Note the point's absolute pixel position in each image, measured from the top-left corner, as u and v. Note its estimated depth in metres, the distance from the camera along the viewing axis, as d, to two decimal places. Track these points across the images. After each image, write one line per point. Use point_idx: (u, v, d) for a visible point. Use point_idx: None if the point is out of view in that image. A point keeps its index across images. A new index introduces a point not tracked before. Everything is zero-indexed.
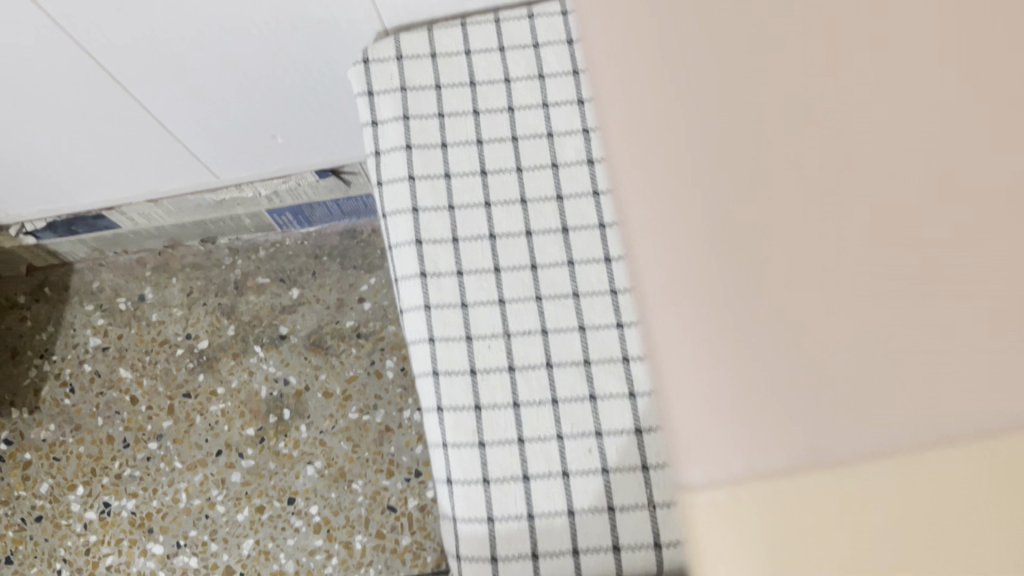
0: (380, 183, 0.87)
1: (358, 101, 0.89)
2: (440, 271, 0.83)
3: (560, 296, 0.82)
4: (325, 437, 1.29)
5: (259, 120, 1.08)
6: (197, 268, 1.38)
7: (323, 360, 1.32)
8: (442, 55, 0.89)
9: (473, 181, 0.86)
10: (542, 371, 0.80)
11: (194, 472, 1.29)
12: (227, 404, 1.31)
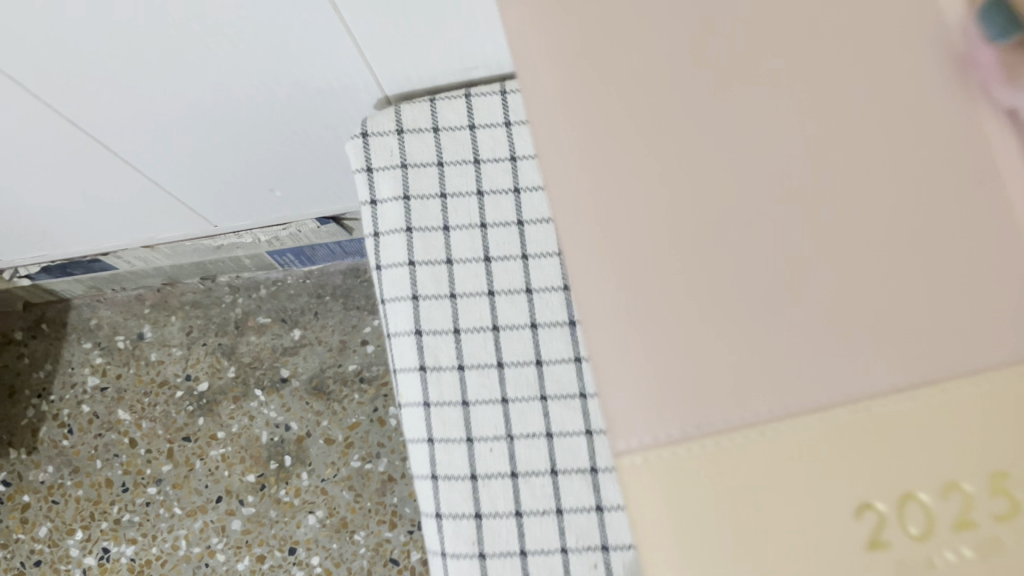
0: (378, 266, 0.83)
1: (356, 178, 0.84)
2: (441, 366, 0.79)
3: (567, 397, 0.78)
4: (327, 486, 1.26)
5: (257, 177, 1.04)
6: (197, 306, 1.34)
7: (325, 406, 1.29)
8: (445, 129, 0.84)
9: (476, 268, 0.81)
10: (546, 479, 0.76)
11: (194, 519, 1.27)
12: (227, 448, 1.29)
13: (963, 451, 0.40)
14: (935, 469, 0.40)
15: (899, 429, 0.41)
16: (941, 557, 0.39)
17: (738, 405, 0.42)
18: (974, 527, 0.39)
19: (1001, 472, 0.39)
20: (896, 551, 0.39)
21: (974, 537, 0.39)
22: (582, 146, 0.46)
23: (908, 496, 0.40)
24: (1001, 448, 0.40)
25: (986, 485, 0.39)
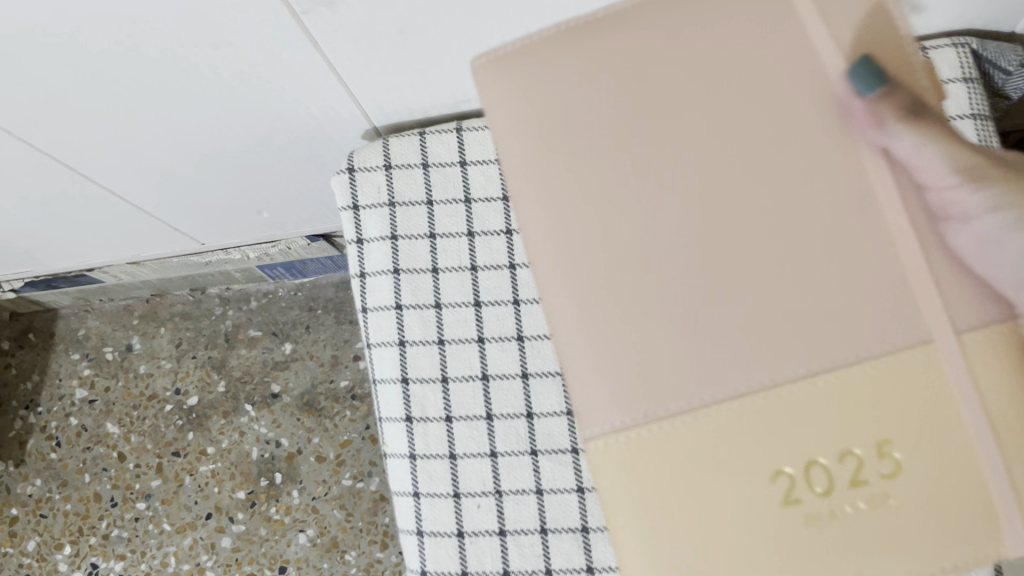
0: (364, 309, 0.80)
1: (341, 216, 0.81)
2: (428, 417, 0.76)
3: (557, 452, 0.75)
4: (318, 504, 1.24)
5: (242, 201, 1.00)
6: (187, 318, 1.32)
7: (317, 422, 1.26)
8: (435, 166, 0.80)
9: (466, 313, 0.78)
10: (536, 537, 0.74)
11: (183, 536, 1.25)
12: (217, 464, 1.27)
13: (855, 424, 0.50)
14: (834, 441, 0.50)
15: (806, 411, 0.50)
16: (844, 509, 0.49)
17: (682, 395, 0.52)
18: (866, 485, 0.49)
19: (884, 440, 0.49)
20: (805, 506, 0.50)
21: (866, 493, 0.49)
22: (546, 197, 0.56)
23: (809, 463, 0.50)
24: (885, 421, 0.50)
25: (874, 451, 0.49)
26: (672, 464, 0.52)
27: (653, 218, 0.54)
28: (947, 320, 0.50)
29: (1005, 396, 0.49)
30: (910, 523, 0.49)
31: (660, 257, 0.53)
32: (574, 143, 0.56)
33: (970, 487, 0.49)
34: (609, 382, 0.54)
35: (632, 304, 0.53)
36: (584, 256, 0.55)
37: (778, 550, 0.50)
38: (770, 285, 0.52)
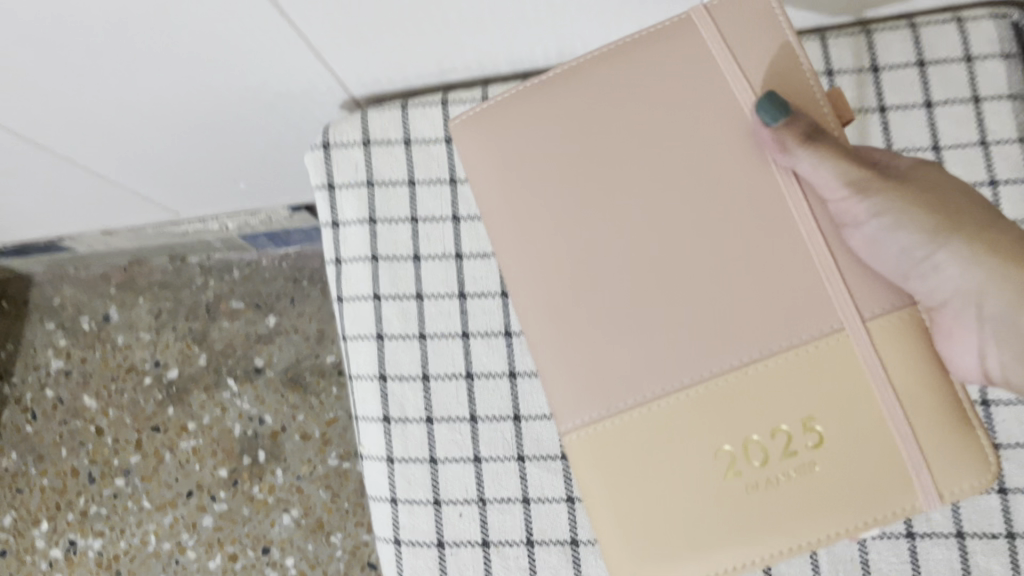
0: (340, 298, 0.74)
1: (316, 196, 0.74)
2: (407, 417, 0.71)
3: (546, 458, 0.69)
4: (303, 484, 1.19)
5: (216, 172, 0.94)
6: (166, 288, 1.26)
7: (302, 399, 1.21)
8: (418, 142, 0.73)
9: (450, 306, 0.72)
10: (521, 550, 0.69)
11: (163, 514, 1.21)
12: (198, 441, 1.22)
13: (787, 404, 0.52)
14: (767, 419, 0.53)
15: (740, 398, 0.53)
16: (779, 479, 0.52)
17: (637, 392, 0.55)
18: (795, 457, 0.52)
19: (810, 416, 0.52)
20: (745, 479, 0.53)
21: (795, 463, 0.52)
22: (507, 206, 0.57)
23: (744, 440, 0.53)
24: (809, 398, 0.52)
25: (800, 426, 0.52)
26: (625, 445, 0.55)
27: (605, 220, 0.55)
28: (857, 310, 0.52)
29: (914, 369, 0.51)
30: (840, 490, 0.52)
31: (614, 259, 0.55)
32: (525, 153, 0.57)
33: (890, 455, 0.51)
34: (573, 382, 0.56)
35: (592, 305, 0.56)
36: (545, 260, 0.57)
37: (724, 519, 0.53)
38: (712, 285, 0.54)
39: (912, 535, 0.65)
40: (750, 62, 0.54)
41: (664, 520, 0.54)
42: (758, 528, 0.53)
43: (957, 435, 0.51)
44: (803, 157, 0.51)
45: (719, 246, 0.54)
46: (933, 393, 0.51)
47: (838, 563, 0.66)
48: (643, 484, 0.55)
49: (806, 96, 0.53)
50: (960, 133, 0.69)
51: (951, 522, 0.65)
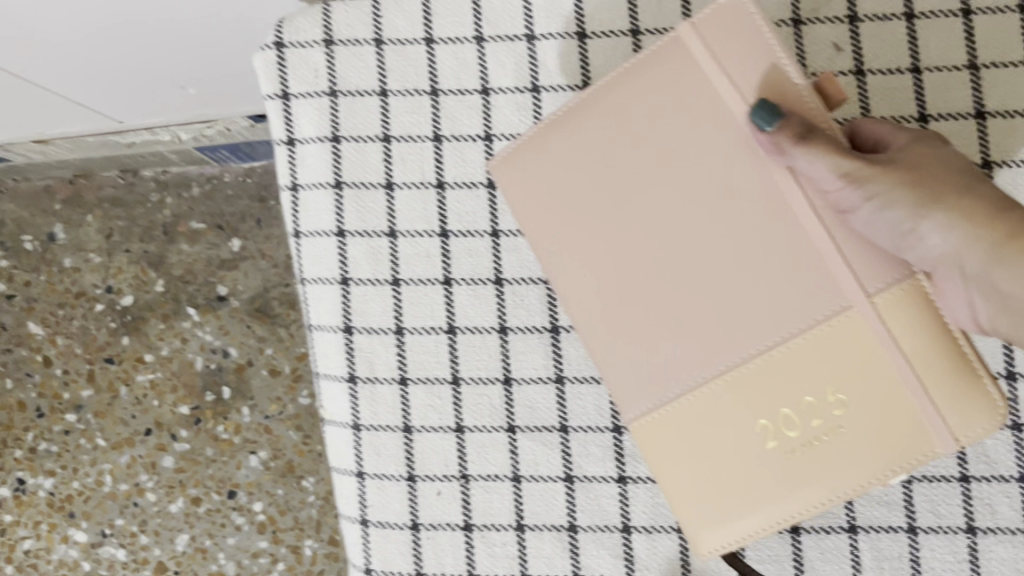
0: (296, 232, 0.61)
1: (267, 107, 0.60)
2: (376, 377, 0.60)
3: (540, 429, 0.59)
4: (271, 424, 1.06)
5: (161, 76, 0.80)
6: (118, 204, 1.09)
7: (269, 331, 1.07)
8: (393, 43, 0.60)
9: (429, 246, 0.59)
10: (509, 536, 0.59)
11: (119, 453, 1.08)
12: (156, 374, 1.08)
13: (802, 380, 0.47)
14: (787, 393, 0.47)
15: (768, 387, 0.48)
16: (815, 445, 0.47)
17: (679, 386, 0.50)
18: (823, 422, 0.47)
19: (833, 387, 0.46)
20: (780, 448, 0.48)
21: (825, 429, 0.47)
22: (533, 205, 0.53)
23: (778, 409, 0.48)
24: (830, 370, 0.46)
25: (823, 395, 0.47)
26: (673, 433, 0.50)
27: (640, 208, 0.50)
28: (861, 285, 0.46)
29: (929, 334, 0.45)
30: (864, 461, 0.46)
31: (654, 248, 0.50)
32: (539, 149, 0.52)
33: (910, 425, 0.45)
34: (625, 381, 0.51)
35: (628, 292, 0.51)
36: (579, 252, 0.52)
37: (752, 485, 0.49)
38: (735, 267, 0.48)
39: (972, 531, 0.55)
40: (727, 57, 0.48)
41: (692, 483, 0.50)
42: (787, 497, 0.48)
43: (981, 400, 0.44)
44: (797, 155, 0.45)
45: (748, 231, 0.48)
46: (952, 358, 0.45)
47: (883, 559, 0.56)
48: (675, 446, 0.51)
49: (792, 87, 0.47)
50: None
51: (1020, 515, 0.55)
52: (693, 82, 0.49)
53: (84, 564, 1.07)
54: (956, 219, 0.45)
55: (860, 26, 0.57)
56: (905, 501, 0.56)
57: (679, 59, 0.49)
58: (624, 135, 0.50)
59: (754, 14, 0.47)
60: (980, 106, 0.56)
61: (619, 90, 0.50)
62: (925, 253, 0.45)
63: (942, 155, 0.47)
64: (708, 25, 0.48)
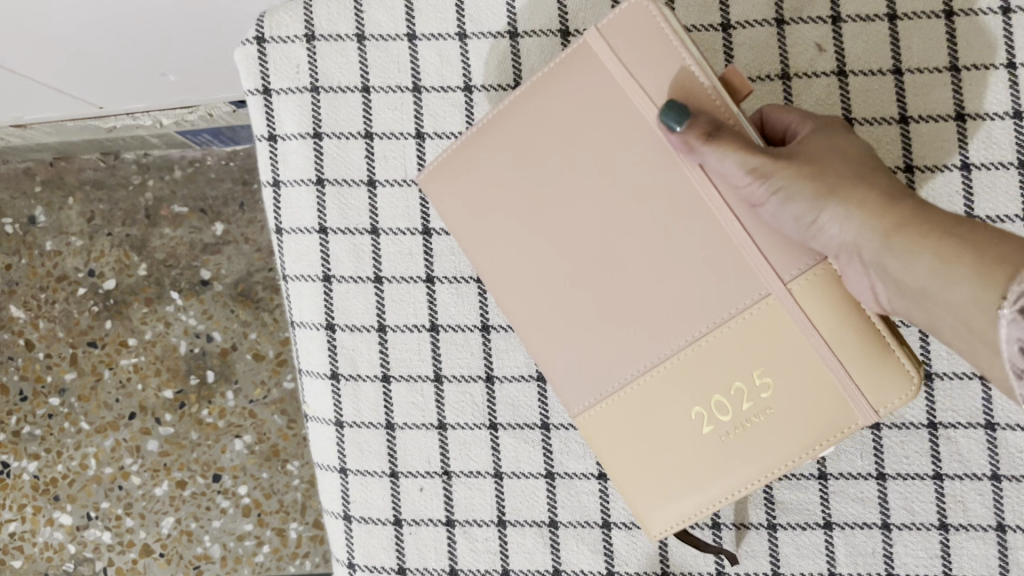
0: (278, 229, 0.60)
1: (248, 103, 0.60)
2: (360, 375, 0.60)
3: (523, 427, 0.59)
4: (256, 408, 1.03)
5: (141, 64, 0.79)
6: (100, 188, 1.05)
7: (254, 316, 1.04)
8: (375, 39, 0.59)
9: (412, 245, 0.60)
10: (491, 533, 0.59)
11: (103, 437, 1.04)
12: (140, 358, 1.04)
13: (728, 366, 0.49)
14: (715, 379, 0.49)
15: (693, 377, 0.50)
16: (748, 424, 0.49)
17: (617, 384, 0.52)
18: (751, 402, 0.49)
19: (758, 370, 0.48)
20: (716, 432, 0.50)
21: (754, 408, 0.49)
22: (469, 220, 0.53)
23: (711, 395, 0.49)
24: (754, 354, 0.48)
25: (750, 378, 0.49)
26: (618, 426, 0.52)
27: (568, 210, 0.51)
28: (776, 274, 0.48)
29: (841, 314, 0.47)
30: (792, 436, 0.48)
31: (585, 247, 0.51)
32: (471, 169, 0.53)
33: (831, 400, 0.48)
34: (572, 381, 0.53)
35: (568, 295, 0.52)
36: (520, 260, 0.53)
37: (696, 464, 0.51)
38: (663, 263, 0.50)
39: (944, 528, 0.56)
40: (635, 61, 0.49)
41: (637, 466, 0.52)
42: (727, 475, 0.50)
43: (894, 372, 0.47)
44: (707, 154, 0.46)
45: (672, 227, 0.49)
46: (865, 335, 0.47)
47: (858, 555, 0.57)
48: (620, 435, 0.52)
49: (698, 84, 0.47)
50: None
51: (991, 512, 0.56)
52: (605, 86, 0.49)
53: (70, 547, 1.03)
54: (856, 208, 0.46)
55: (842, 27, 0.57)
56: (880, 498, 0.57)
57: (589, 64, 0.50)
58: (546, 139, 0.51)
59: (656, 14, 0.48)
60: (957, 108, 0.57)
61: (538, 97, 0.51)
62: (826, 243, 0.46)
63: (839, 142, 0.49)
64: (613, 28, 0.49)
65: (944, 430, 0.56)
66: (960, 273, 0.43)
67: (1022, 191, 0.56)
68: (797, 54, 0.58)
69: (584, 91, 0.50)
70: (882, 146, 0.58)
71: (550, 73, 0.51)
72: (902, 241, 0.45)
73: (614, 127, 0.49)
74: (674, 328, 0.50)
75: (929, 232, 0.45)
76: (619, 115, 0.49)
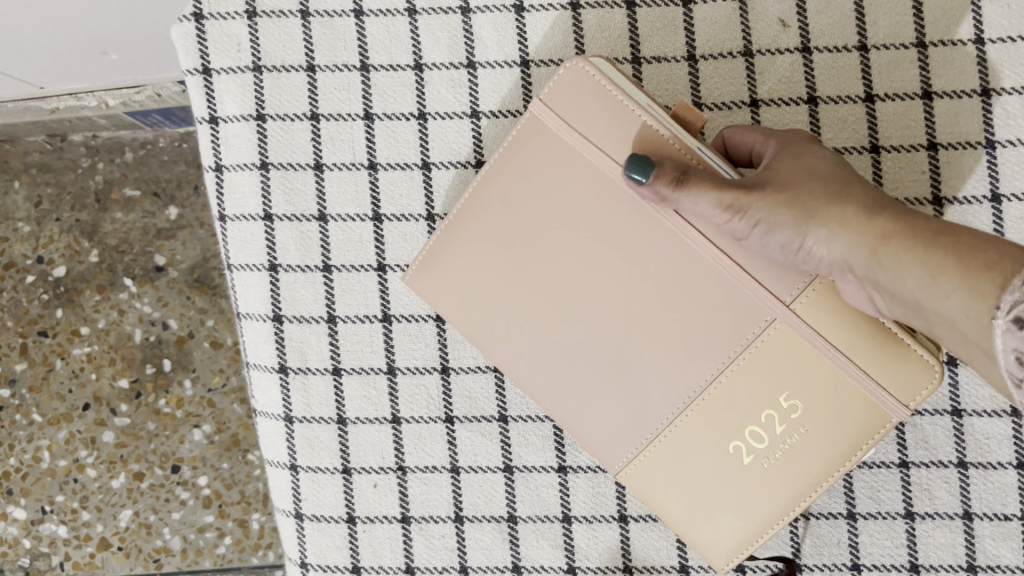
0: (220, 215, 0.57)
1: (187, 84, 0.56)
2: (309, 367, 0.57)
3: (478, 419, 0.57)
4: (215, 397, 0.95)
5: (83, 39, 0.74)
6: (47, 170, 0.96)
7: (211, 303, 0.95)
8: (320, 15, 0.56)
9: (362, 232, 0.57)
10: (448, 528, 0.58)
11: (57, 429, 0.95)
12: (93, 347, 0.95)
13: (753, 394, 0.50)
14: (744, 410, 0.50)
15: (720, 412, 0.51)
16: (786, 446, 0.50)
17: (649, 435, 0.52)
18: (784, 425, 0.50)
19: (783, 394, 0.49)
20: (757, 459, 0.51)
21: (786, 430, 0.50)
22: (472, 297, 0.53)
23: (743, 427, 0.50)
24: (776, 378, 0.49)
25: (777, 403, 0.49)
26: (660, 468, 0.53)
27: (573, 278, 0.51)
28: (776, 298, 0.48)
29: (850, 324, 0.48)
30: (830, 447, 0.50)
31: (598, 313, 0.51)
32: (465, 254, 0.52)
33: (859, 405, 0.49)
34: (605, 434, 0.53)
35: (591, 363, 0.52)
36: (536, 330, 0.53)
37: (743, 492, 0.51)
38: (671, 313, 0.50)
39: (910, 517, 0.55)
40: (590, 126, 0.48)
41: (683, 498, 0.53)
42: (776, 495, 0.51)
43: (915, 364, 0.47)
44: (684, 201, 0.46)
45: (673, 272, 0.50)
46: (880, 338, 0.47)
47: (824, 545, 0.56)
48: (663, 473, 0.53)
49: (657, 133, 0.47)
50: (1012, 23, 0.54)
51: (957, 500, 0.55)
52: (570, 156, 0.49)
53: (24, 543, 0.95)
54: (840, 226, 0.46)
55: (807, 2, 0.55)
56: (845, 488, 0.56)
57: (548, 141, 0.49)
58: (529, 215, 0.51)
59: (597, 77, 0.48)
60: (925, 85, 0.55)
61: (506, 175, 0.51)
62: (818, 264, 0.46)
63: (806, 161, 0.49)
64: (559, 100, 0.48)
65: (910, 417, 0.55)
66: (948, 284, 0.42)
67: (990, 173, 0.55)
68: (761, 32, 0.56)
69: (550, 166, 0.50)
70: (849, 124, 0.56)
71: (512, 153, 0.50)
72: (889, 254, 0.45)
73: (592, 193, 0.49)
74: (689, 370, 0.51)
75: (915, 245, 0.44)
76: (591, 180, 0.49)
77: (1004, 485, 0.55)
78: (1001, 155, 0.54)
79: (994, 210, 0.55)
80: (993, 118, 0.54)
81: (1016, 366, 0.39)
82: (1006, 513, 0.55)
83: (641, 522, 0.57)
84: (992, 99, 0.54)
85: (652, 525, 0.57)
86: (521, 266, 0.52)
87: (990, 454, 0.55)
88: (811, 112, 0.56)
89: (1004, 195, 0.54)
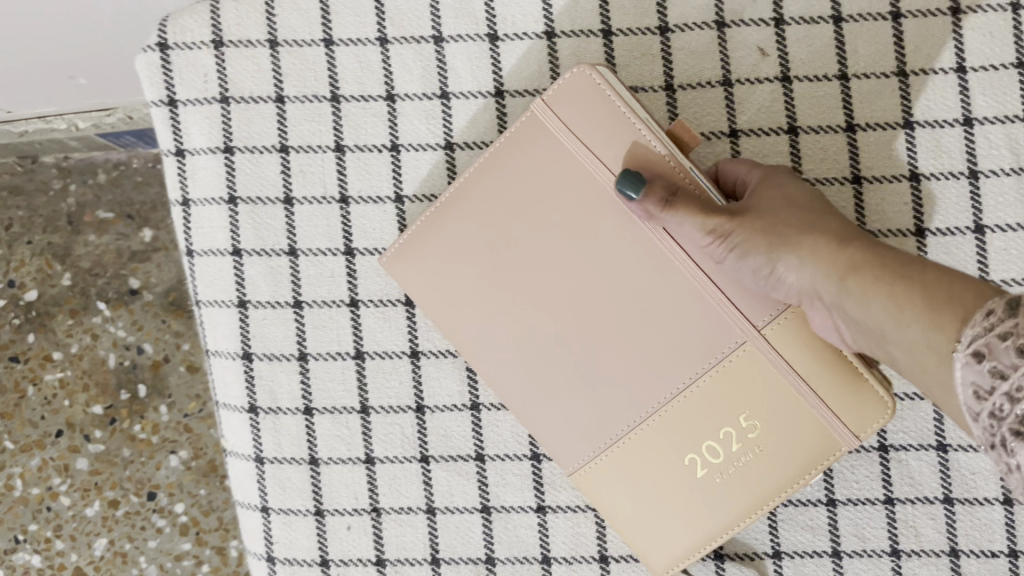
0: (188, 250, 0.56)
1: (152, 115, 0.55)
2: (279, 408, 0.56)
3: (456, 459, 0.56)
4: (193, 423, 0.92)
5: (50, 59, 0.71)
6: (17, 193, 0.92)
7: (187, 325, 0.93)
8: (288, 44, 0.55)
9: (334, 266, 0.56)
10: (425, 569, 0.56)
11: (29, 457, 0.91)
12: (66, 373, 0.92)
13: (714, 413, 0.49)
14: (703, 425, 0.49)
15: (681, 428, 0.50)
16: (740, 463, 0.49)
17: (612, 441, 0.51)
18: (743, 443, 0.49)
19: (744, 414, 0.49)
20: (709, 474, 0.50)
21: (744, 448, 0.49)
22: (444, 289, 0.52)
23: (702, 441, 0.49)
24: (740, 397, 0.48)
25: (738, 420, 0.49)
26: (616, 477, 0.51)
27: (549, 278, 0.50)
28: (749, 322, 0.48)
29: (814, 355, 0.48)
30: (782, 471, 0.49)
31: (569, 311, 0.50)
32: (443, 243, 0.51)
33: (816, 435, 0.48)
34: (565, 436, 0.51)
35: (558, 360, 0.51)
36: (506, 325, 0.51)
37: (689, 507, 0.50)
38: (647, 319, 0.49)
39: (896, 555, 0.54)
40: (590, 130, 0.49)
41: (631, 511, 0.51)
42: (720, 514, 0.50)
43: (872, 404, 0.47)
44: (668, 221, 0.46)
45: (649, 284, 0.49)
46: (838, 369, 0.47)
47: None
48: (615, 483, 0.51)
49: (653, 150, 0.48)
50: (993, 51, 0.53)
51: (944, 537, 0.54)
52: (564, 156, 0.49)
53: None
54: (812, 255, 0.46)
55: (786, 30, 0.54)
56: (830, 526, 0.54)
57: (546, 139, 0.49)
58: (514, 210, 0.50)
59: (602, 84, 0.48)
60: (908, 114, 0.54)
61: (500, 168, 0.50)
62: (787, 292, 0.46)
63: (785, 192, 0.48)
64: (564, 102, 0.49)
65: (894, 453, 0.54)
66: (912, 315, 0.40)
67: (973, 203, 0.54)
68: (741, 60, 0.55)
69: (544, 163, 0.49)
70: (829, 155, 0.55)
71: (510, 145, 0.50)
72: (857, 285, 0.43)
73: (578, 196, 0.49)
74: (659, 381, 0.50)
75: (882, 274, 0.43)
76: (580, 184, 0.49)
77: (990, 522, 0.54)
78: (984, 185, 0.54)
79: (977, 241, 0.54)
80: (976, 147, 0.54)
81: (975, 401, 0.36)
82: (994, 550, 0.54)
83: (622, 563, 0.56)
84: (975, 127, 0.54)
85: (633, 564, 0.55)
86: (501, 258, 0.51)
87: (975, 490, 0.54)
88: (792, 142, 0.55)
89: (987, 225, 0.54)
